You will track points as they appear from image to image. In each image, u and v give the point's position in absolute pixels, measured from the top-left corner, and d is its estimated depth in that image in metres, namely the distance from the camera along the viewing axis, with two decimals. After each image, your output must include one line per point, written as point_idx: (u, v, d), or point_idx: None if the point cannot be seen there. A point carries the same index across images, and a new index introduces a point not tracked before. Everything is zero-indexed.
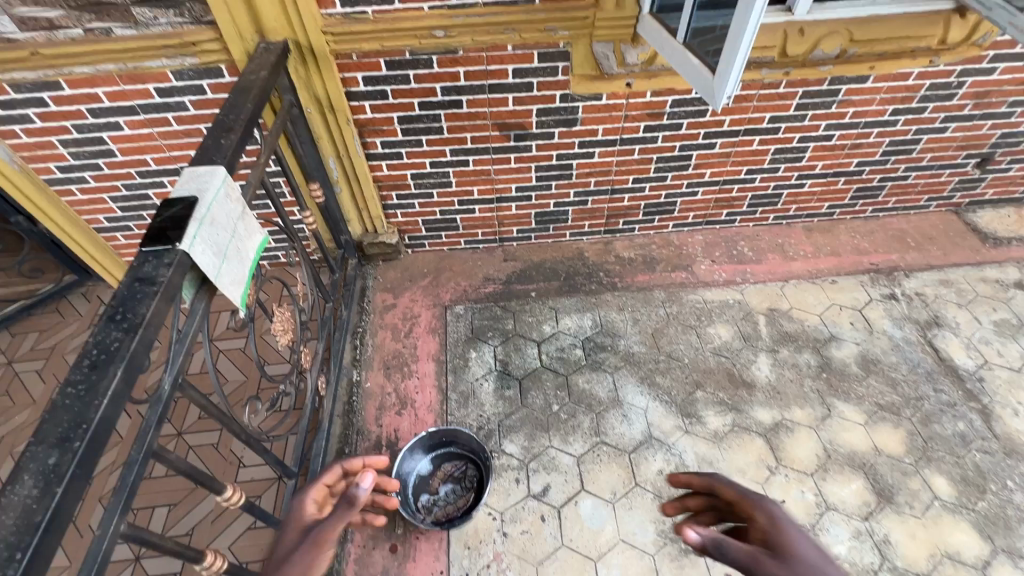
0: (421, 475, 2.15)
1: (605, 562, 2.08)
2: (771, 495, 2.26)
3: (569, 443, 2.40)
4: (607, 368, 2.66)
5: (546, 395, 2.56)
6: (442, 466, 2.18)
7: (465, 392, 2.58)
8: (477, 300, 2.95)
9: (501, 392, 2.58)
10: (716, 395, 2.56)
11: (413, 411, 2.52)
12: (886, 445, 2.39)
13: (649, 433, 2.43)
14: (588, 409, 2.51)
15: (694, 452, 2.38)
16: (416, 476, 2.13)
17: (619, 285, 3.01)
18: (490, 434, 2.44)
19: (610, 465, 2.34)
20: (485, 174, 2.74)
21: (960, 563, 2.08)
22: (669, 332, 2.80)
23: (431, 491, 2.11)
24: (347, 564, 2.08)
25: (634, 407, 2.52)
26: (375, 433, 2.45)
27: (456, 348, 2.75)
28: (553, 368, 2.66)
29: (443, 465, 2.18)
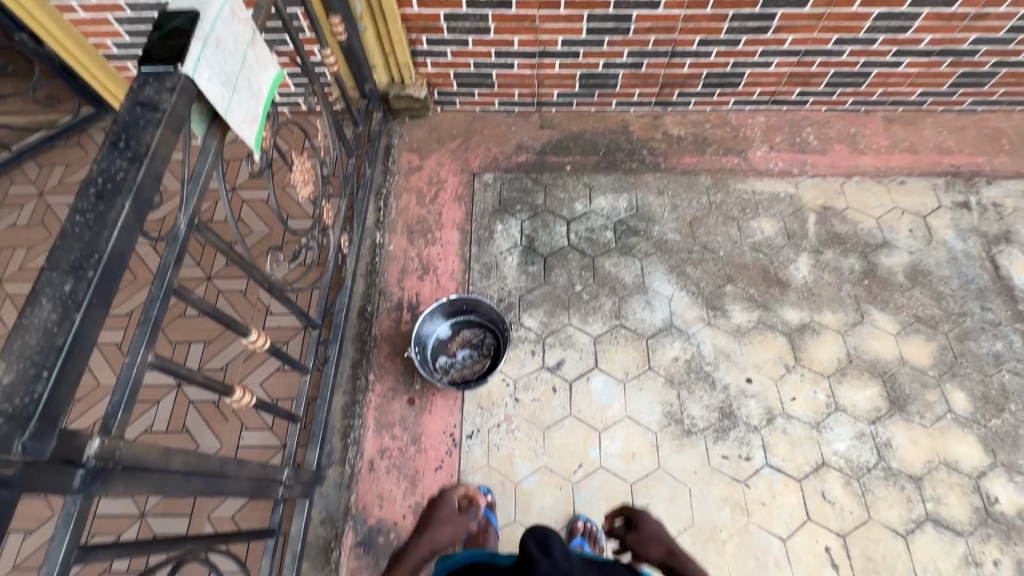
0: (440, 338, 2.18)
1: (609, 433, 2.19)
2: (782, 391, 2.27)
3: (588, 323, 2.40)
4: (637, 253, 2.55)
5: (570, 274, 2.51)
6: (461, 332, 2.19)
7: (488, 264, 2.54)
8: (507, 170, 2.77)
9: (525, 267, 2.52)
10: (747, 291, 2.47)
11: (434, 277, 2.51)
12: (913, 356, 2.33)
13: (671, 321, 2.40)
14: (612, 292, 2.46)
15: (713, 344, 2.36)
16: (435, 340, 2.17)
17: (663, 166, 2.77)
18: (510, 307, 2.44)
19: (626, 347, 2.35)
20: (530, 22, 2.38)
21: (956, 471, 2.12)
22: (708, 222, 2.63)
23: (449, 355, 2.16)
24: (368, 409, 2.23)
25: (659, 294, 2.46)
26: (396, 295, 2.47)
27: (482, 219, 2.64)
28: (580, 248, 2.57)
29: (461, 332, 2.19)
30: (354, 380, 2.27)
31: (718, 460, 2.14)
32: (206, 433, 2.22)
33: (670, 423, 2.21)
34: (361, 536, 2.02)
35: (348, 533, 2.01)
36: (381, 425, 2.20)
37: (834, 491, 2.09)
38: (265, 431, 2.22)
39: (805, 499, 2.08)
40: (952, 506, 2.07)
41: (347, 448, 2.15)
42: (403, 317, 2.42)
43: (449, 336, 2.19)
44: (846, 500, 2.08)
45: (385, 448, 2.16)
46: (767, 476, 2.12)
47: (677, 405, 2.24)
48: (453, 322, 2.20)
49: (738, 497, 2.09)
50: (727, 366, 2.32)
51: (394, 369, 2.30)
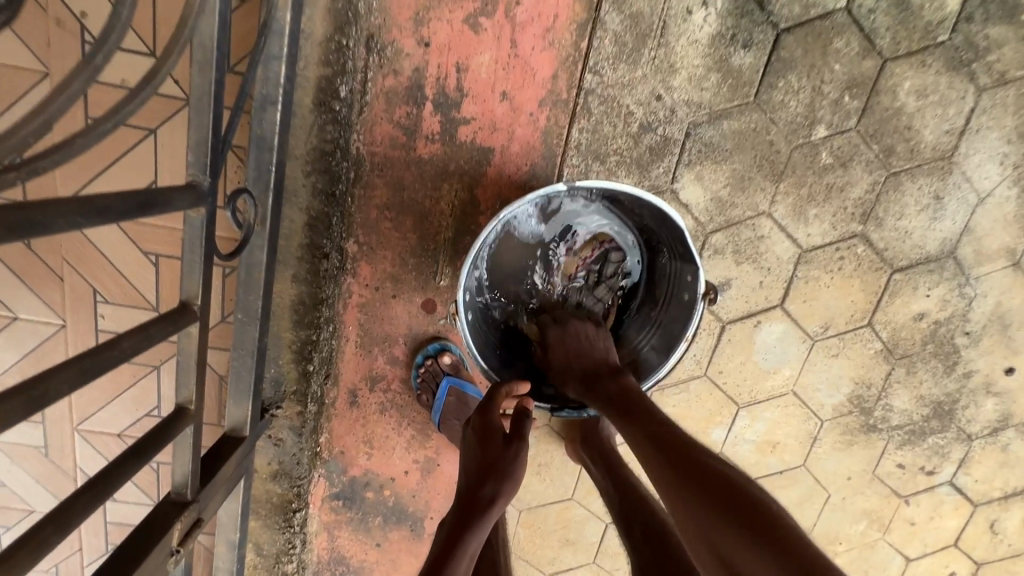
0: (515, 246, 1.03)
1: (751, 413, 1.32)
2: None
3: (805, 219, 1.16)
4: (981, 73, 1.08)
5: (817, 94, 1.08)
6: (563, 241, 1.05)
7: (643, 21, 1.02)
8: None
9: (725, 52, 1.04)
10: None
11: (506, 31, 1.01)
12: None
13: (955, 246, 1.21)
14: (882, 159, 1.13)
15: (996, 302, 1.27)
16: (502, 248, 1.03)
17: None
18: (661, 149, 1.10)
19: (847, 280, 1.22)
20: None
21: None
22: None
23: (523, 281, 1.07)
24: (344, 309, 1.16)
25: (966, 186, 1.16)
26: (410, 60, 1.01)
27: None
28: (868, 27, 1.04)
29: (562, 239, 1.05)
30: (315, 251, 1.10)
31: (887, 468, 1.41)
32: (25, 296, 1.14)
33: (851, 413, 1.34)
34: (338, 489, 1.30)
35: (316, 485, 1.28)
36: (372, 338, 1.19)
37: (1007, 522, 1.50)
38: (148, 312, 1.16)
39: (965, 525, 1.50)
40: None
41: (307, 370, 1.19)
42: (427, 124, 1.05)
43: (535, 241, 1.04)
44: (1014, 533, 1.52)
45: (378, 375, 1.22)
46: (938, 495, 1.46)
47: (876, 388, 1.33)
48: (553, 216, 1.02)
49: (885, 511, 1.46)
50: (994, 342, 1.30)
51: (399, 242, 1.12)
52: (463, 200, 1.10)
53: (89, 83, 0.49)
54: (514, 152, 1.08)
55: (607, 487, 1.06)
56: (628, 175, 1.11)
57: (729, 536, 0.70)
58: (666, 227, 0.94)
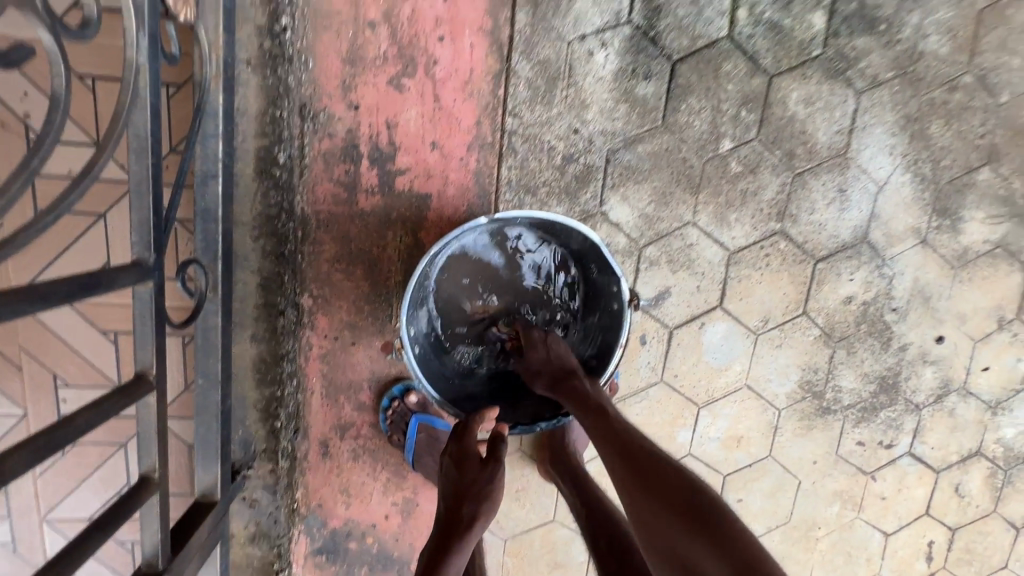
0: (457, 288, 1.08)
1: (712, 411, 1.38)
2: (976, 359, 1.47)
3: (727, 223, 1.26)
4: (855, 78, 1.22)
5: (717, 113, 1.20)
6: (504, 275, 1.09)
7: (550, 67, 1.13)
8: None
9: (629, 84, 1.15)
10: (1012, 184, 1.35)
11: (428, 88, 1.10)
12: None
13: (865, 232, 1.32)
14: (785, 162, 1.24)
15: (914, 278, 1.38)
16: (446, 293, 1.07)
17: None
18: (586, 176, 1.19)
19: (776, 275, 1.32)
20: None
21: None
22: (1013, 17, 1.24)
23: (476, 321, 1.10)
24: (306, 361, 1.19)
25: (864, 176, 1.28)
26: (344, 123, 1.10)
27: None
28: (751, 50, 1.17)
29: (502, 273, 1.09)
30: (271, 310, 1.15)
31: (849, 447, 1.48)
32: None
33: (805, 399, 1.42)
34: (320, 543, 1.30)
35: (298, 542, 1.28)
36: (336, 387, 1.22)
37: (970, 484, 1.57)
38: (106, 388, 1.17)
39: (932, 493, 1.56)
40: None
41: (276, 427, 1.20)
42: (365, 179, 1.13)
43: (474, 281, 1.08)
44: (979, 494, 1.59)
45: (347, 423, 1.24)
46: (901, 467, 1.53)
47: (823, 372, 1.41)
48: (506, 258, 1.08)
49: (855, 490, 1.52)
50: (920, 314, 1.41)
51: (352, 291, 1.17)
52: (408, 245, 1.16)
53: (26, 186, 0.55)
54: (451, 195, 1.16)
55: (575, 504, 1.13)
56: (559, 204, 1.19)
57: (685, 538, 0.77)
58: (586, 242, 1.00)
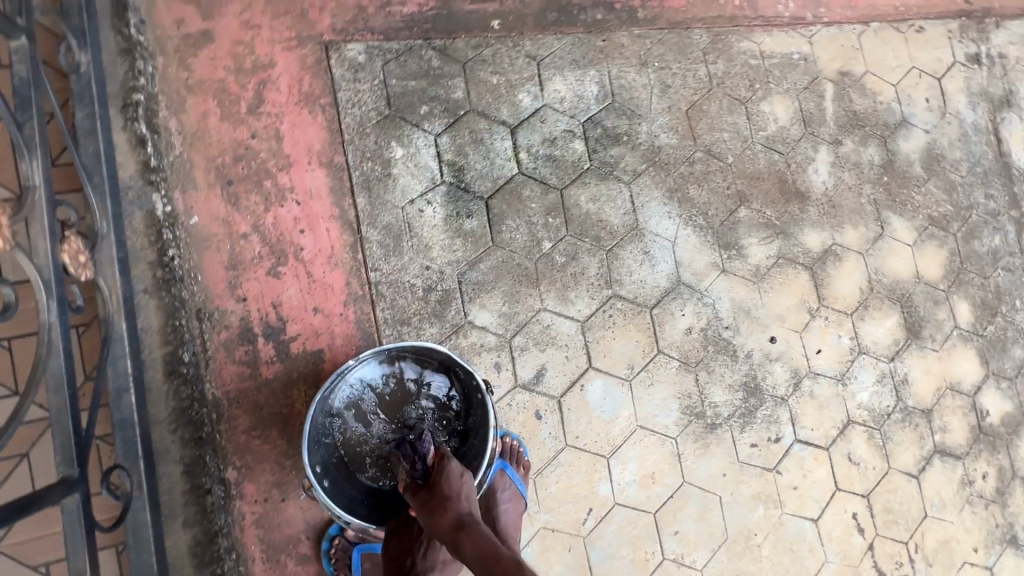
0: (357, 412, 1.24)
1: (620, 458, 1.58)
2: (808, 346, 1.80)
3: (570, 301, 1.58)
4: (621, 175, 1.66)
5: (531, 226, 1.57)
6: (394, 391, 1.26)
7: (394, 227, 1.46)
8: (389, 35, 1.51)
9: (458, 223, 1.50)
10: (766, 213, 1.80)
11: (301, 268, 1.38)
12: (927, 270, 1.98)
13: (677, 276, 1.68)
14: (596, 244, 1.62)
15: (730, 299, 1.73)
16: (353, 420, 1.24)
17: (642, 17, 1.74)
18: (447, 298, 1.48)
19: (625, 329, 1.62)
20: None
21: (958, 393, 1.97)
22: (710, 110, 1.78)
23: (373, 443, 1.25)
24: (242, 531, 1.29)
25: (658, 238, 1.68)
26: (236, 314, 1.33)
27: (363, 138, 1.46)
28: (540, 177, 1.59)
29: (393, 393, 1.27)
30: (198, 491, 1.25)
31: (746, 451, 1.70)
32: None
33: (691, 421, 1.65)
34: None
35: None
36: (275, 547, 1.30)
37: (858, 451, 1.82)
38: None
39: (833, 469, 1.79)
40: (955, 432, 1.95)
41: None
42: (264, 353, 1.34)
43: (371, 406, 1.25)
44: (869, 456, 1.84)
45: None
46: (797, 455, 1.75)
47: (696, 394, 1.67)
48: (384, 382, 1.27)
49: (770, 488, 1.71)
50: (749, 325, 1.74)
51: (272, 452, 1.32)
52: (313, 396, 1.36)
53: None
54: (340, 344, 1.39)
55: None
56: (431, 325, 1.46)
57: None
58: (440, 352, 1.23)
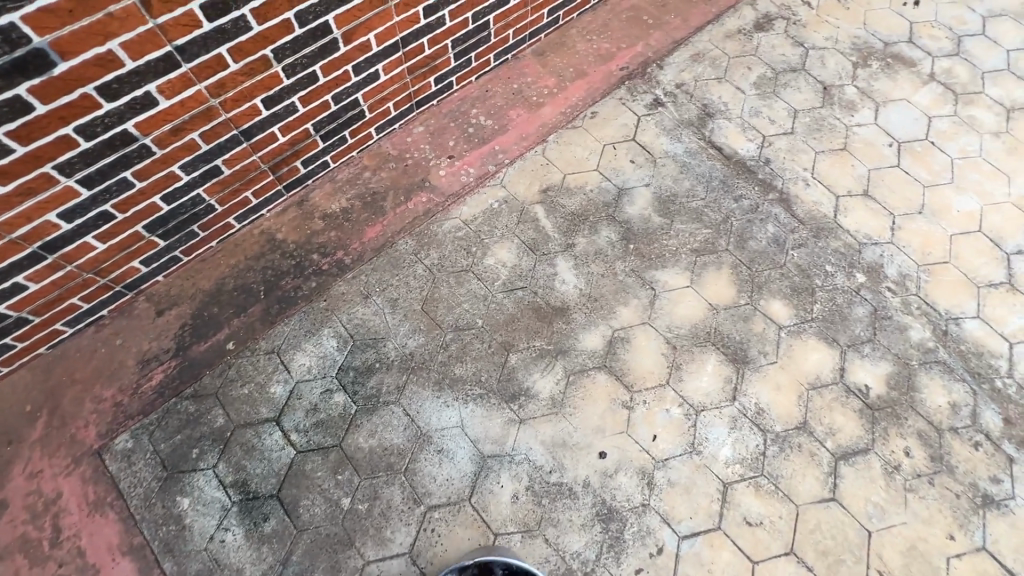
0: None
1: None
2: (641, 438, 1.79)
3: (389, 539, 1.63)
4: (387, 398, 1.81)
5: (325, 492, 1.68)
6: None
7: (204, 572, 1.58)
8: (147, 411, 1.77)
9: (258, 533, 1.62)
10: (536, 346, 1.91)
11: None
12: (719, 296, 2.01)
13: (480, 453, 1.74)
14: (390, 473, 1.71)
15: (541, 443, 1.77)
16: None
17: (350, 260, 2.01)
18: None
19: (453, 534, 1.64)
20: None
21: (824, 387, 1.89)
22: (443, 293, 1.97)
23: None
24: None
25: (446, 430, 1.77)
26: None
27: (152, 509, 1.65)
28: (316, 445, 1.74)
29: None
30: None
31: None
32: None
33: None
34: None
35: None
36: None
37: (754, 509, 1.72)
38: None
39: (737, 544, 1.67)
40: (844, 427, 1.84)
41: None
42: None
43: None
44: (769, 508, 1.72)
45: None
46: (691, 553, 1.66)
47: (553, 554, 1.64)
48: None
49: None
50: (572, 455, 1.76)
51: None
52: None
53: None
54: None
55: None
56: None
57: None
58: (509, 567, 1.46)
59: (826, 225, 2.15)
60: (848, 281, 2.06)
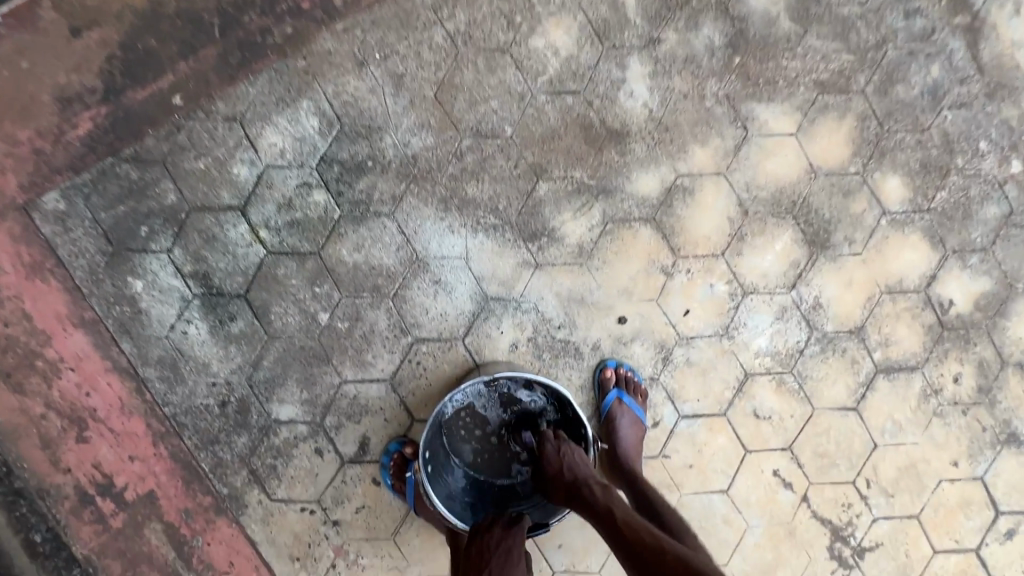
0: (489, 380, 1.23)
1: None
2: (671, 311, 1.52)
3: (370, 363, 1.48)
4: (379, 208, 1.45)
5: (300, 303, 1.45)
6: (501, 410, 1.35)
7: (168, 358, 1.45)
8: (78, 167, 1.40)
9: (224, 331, 1.45)
10: (575, 177, 1.47)
11: (102, 426, 1.45)
12: (826, 158, 1.52)
13: (482, 293, 1.48)
14: (376, 295, 1.46)
15: (556, 295, 1.50)
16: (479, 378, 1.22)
17: (340, 3, 1.40)
18: (244, 404, 1.47)
19: (441, 370, 1.49)
20: None
21: (901, 295, 1.57)
22: (465, 80, 1.44)
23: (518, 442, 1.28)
24: None
25: (446, 260, 1.47)
26: (67, 484, 1.46)
27: (100, 284, 1.43)
28: (290, 249, 1.44)
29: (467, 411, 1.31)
30: None
31: None
32: None
33: None
34: None
35: None
36: None
37: (767, 403, 1.58)
38: None
39: (737, 431, 1.57)
40: (902, 341, 1.59)
41: None
42: (106, 509, 1.47)
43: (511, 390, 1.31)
44: (782, 405, 1.58)
45: None
46: (686, 432, 1.56)
47: None
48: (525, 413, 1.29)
49: (660, 474, 1.57)
50: (587, 315, 1.51)
51: None
52: (163, 530, 1.48)
53: None
54: (166, 480, 1.47)
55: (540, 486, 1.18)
56: (240, 436, 1.48)
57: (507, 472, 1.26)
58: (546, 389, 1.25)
59: (1010, 83, 1.53)
60: (997, 170, 1.55)
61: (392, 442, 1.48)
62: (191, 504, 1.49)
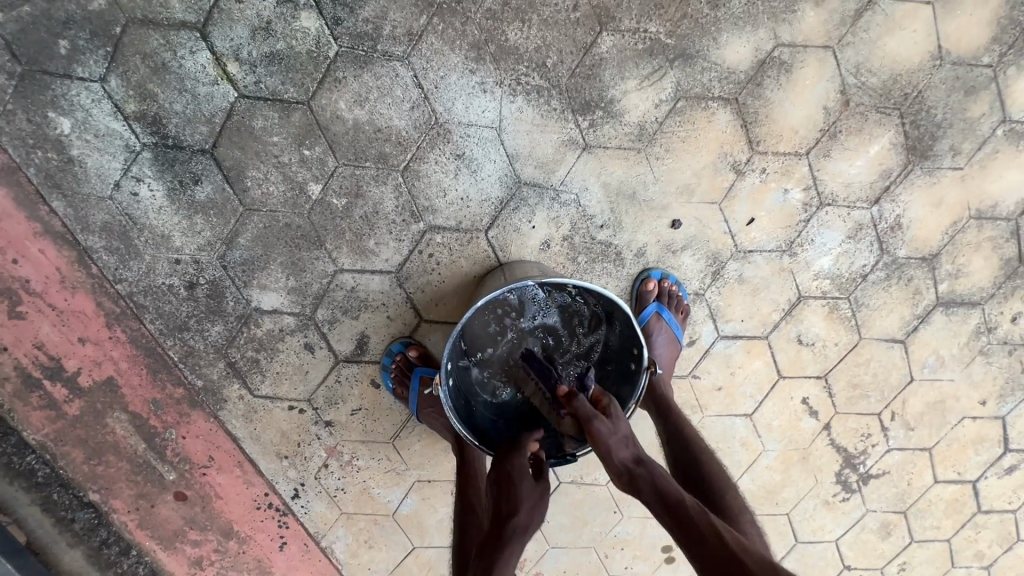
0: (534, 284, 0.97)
1: None
2: (733, 218, 1.29)
3: (372, 251, 1.22)
4: (390, 48, 1.09)
5: (284, 168, 1.14)
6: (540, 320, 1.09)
7: (117, 225, 1.15)
8: None
9: (187, 196, 1.14)
10: (648, 33, 1.13)
11: (39, 301, 1.19)
12: (959, 42, 1.21)
13: (514, 176, 1.20)
14: (382, 167, 1.16)
15: (603, 187, 1.23)
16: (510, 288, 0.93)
17: None
18: (218, 288, 1.22)
19: (457, 266, 1.25)
20: None
21: (990, 222, 1.37)
22: None
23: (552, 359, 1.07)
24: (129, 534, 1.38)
25: (473, 129, 1.15)
26: (5, 364, 1.23)
27: (13, 120, 1.07)
28: (269, 94, 1.09)
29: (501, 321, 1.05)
30: (64, 520, 1.33)
31: None
32: None
33: None
34: None
35: None
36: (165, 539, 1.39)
37: (813, 329, 1.42)
38: None
39: (775, 357, 1.44)
40: (974, 274, 1.41)
41: None
42: (58, 394, 1.26)
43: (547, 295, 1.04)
44: (829, 332, 1.43)
45: (197, 557, 1.41)
46: (721, 354, 1.41)
47: None
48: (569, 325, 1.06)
49: (686, 395, 1.45)
50: (636, 214, 1.26)
51: (120, 472, 1.33)
52: (129, 420, 1.30)
53: None
54: (128, 367, 1.26)
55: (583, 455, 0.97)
56: (214, 324, 1.24)
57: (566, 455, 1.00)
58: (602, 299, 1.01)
59: None
60: None
61: (395, 343, 1.28)
62: (160, 395, 1.29)
